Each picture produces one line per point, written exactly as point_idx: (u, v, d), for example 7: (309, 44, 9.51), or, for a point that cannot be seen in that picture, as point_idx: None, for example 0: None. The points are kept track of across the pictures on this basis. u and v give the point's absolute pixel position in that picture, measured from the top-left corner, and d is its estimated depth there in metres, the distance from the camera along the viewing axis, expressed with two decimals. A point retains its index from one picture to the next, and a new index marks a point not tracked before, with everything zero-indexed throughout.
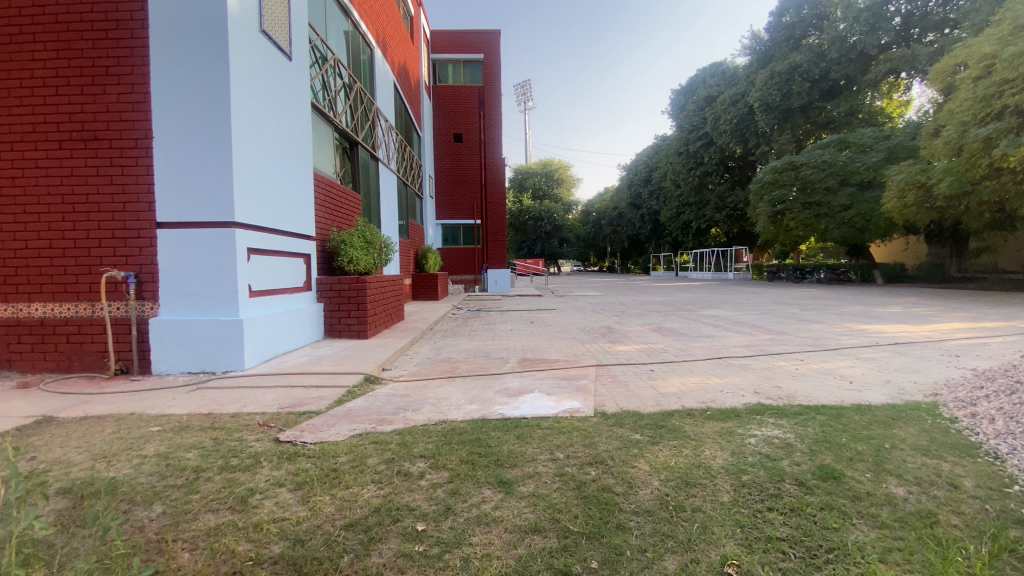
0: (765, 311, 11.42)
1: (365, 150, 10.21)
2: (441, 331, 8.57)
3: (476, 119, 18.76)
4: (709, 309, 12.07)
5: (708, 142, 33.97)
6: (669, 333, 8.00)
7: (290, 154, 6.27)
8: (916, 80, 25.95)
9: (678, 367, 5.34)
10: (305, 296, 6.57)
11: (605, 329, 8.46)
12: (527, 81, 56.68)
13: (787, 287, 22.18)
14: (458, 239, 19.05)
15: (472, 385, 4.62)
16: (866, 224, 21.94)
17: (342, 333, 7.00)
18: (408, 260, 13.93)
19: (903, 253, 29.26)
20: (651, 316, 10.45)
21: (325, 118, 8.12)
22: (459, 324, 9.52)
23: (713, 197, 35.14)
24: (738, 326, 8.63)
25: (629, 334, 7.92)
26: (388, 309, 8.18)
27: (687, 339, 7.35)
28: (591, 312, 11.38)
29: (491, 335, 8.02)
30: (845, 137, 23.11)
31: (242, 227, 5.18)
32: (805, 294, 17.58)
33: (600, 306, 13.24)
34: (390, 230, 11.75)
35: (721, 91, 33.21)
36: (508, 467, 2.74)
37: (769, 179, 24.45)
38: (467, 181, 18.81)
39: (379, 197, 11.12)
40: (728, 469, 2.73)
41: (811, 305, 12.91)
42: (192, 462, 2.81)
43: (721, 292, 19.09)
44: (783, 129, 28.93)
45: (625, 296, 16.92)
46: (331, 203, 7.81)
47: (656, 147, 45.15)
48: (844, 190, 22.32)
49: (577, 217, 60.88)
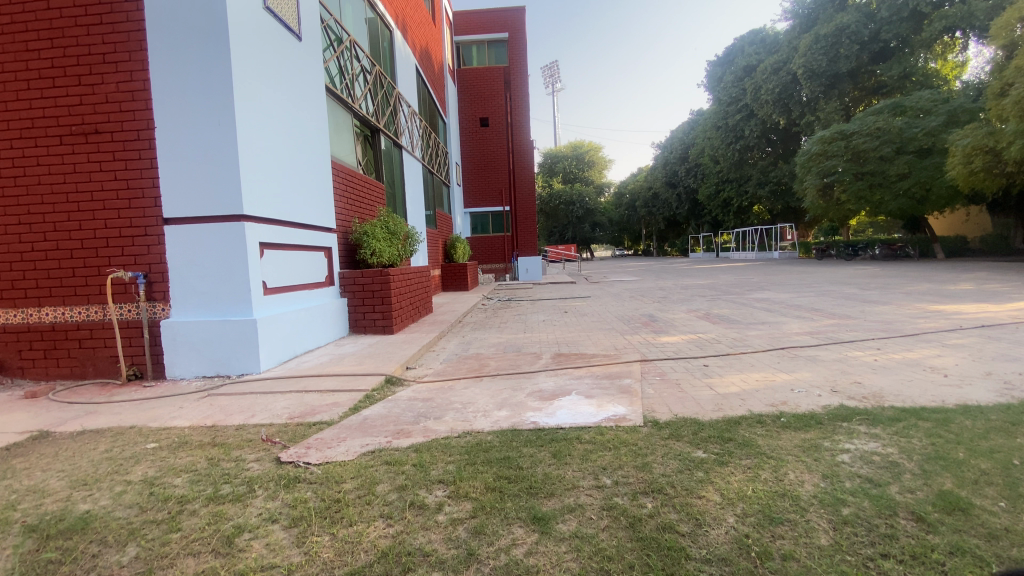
0: (820, 293, 10.49)
1: (387, 136, 9.79)
2: (471, 324, 8.14)
3: (502, 102, 18.16)
4: (758, 292, 11.21)
5: (748, 115, 32.25)
6: (717, 320, 7.33)
7: (304, 142, 5.89)
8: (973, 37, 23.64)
9: (735, 360, 4.73)
10: (327, 292, 6.23)
11: (646, 318, 7.85)
12: (555, 63, 55.24)
13: (839, 265, 20.82)
14: (487, 227, 18.60)
15: (503, 386, 4.16)
16: (926, 194, 20.40)
17: (367, 329, 6.65)
18: (436, 251, 13.57)
19: (963, 227, 26.98)
20: (695, 301, 9.73)
21: (342, 103, 7.71)
22: (490, 315, 9.08)
23: (754, 173, 33.45)
24: (794, 311, 7.85)
25: (673, 323, 7.29)
26: (415, 302, 7.82)
27: (739, 327, 6.68)
28: (629, 299, 10.73)
29: (524, 327, 7.54)
30: (899, 101, 21.34)
31: (253, 219, 4.82)
32: (860, 272, 16.31)
33: (639, 291, 12.57)
34: (416, 219, 11.39)
35: (761, 60, 31.36)
36: (543, 497, 2.24)
37: (816, 151, 22.92)
38: (495, 167, 18.29)
39: (404, 185, 10.72)
40: (822, 500, 2.16)
41: (872, 284, 11.86)
42: (179, 492, 2.45)
43: (767, 273, 18.03)
44: (830, 97, 27.08)
45: (664, 280, 16.11)
46: (353, 194, 7.44)
47: (691, 123, 43.32)
48: (901, 158, 20.71)
49: (610, 200, 59.45)
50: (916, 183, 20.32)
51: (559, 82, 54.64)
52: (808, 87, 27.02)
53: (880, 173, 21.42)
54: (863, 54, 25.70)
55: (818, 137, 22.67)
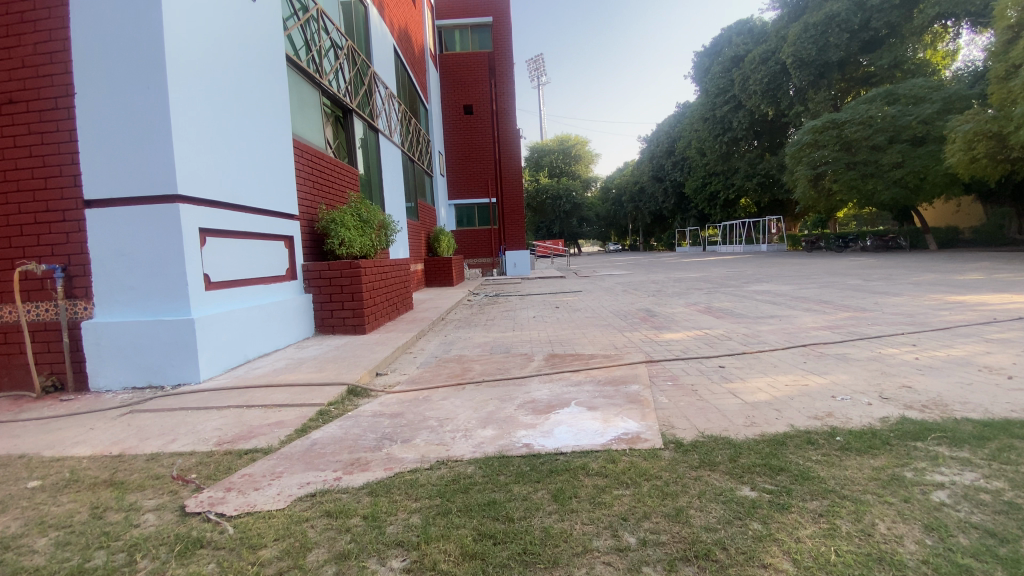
0: (821, 284, 10.01)
1: (361, 119, 9.02)
2: (453, 321, 7.46)
3: (487, 89, 17.42)
4: (756, 284, 10.70)
5: (736, 106, 31.89)
6: (722, 314, 6.75)
7: (256, 115, 5.12)
8: (966, 24, 23.59)
9: (756, 360, 4.12)
10: (287, 287, 5.51)
11: (644, 313, 7.22)
12: (540, 56, 54.51)
13: (832, 257, 20.50)
14: (473, 220, 17.86)
15: (488, 396, 3.48)
16: (920, 183, 20.23)
17: (335, 328, 5.94)
18: (418, 244, 12.83)
19: (953, 217, 27.10)
20: (693, 294, 9.16)
21: (308, 79, 6.94)
22: (475, 312, 8.40)
23: (742, 165, 33.16)
24: (802, 303, 7.31)
25: (674, 317, 6.69)
26: (392, 298, 7.09)
27: (747, 321, 6.10)
28: (623, 293, 10.14)
29: (513, 324, 6.87)
30: (892, 89, 21.05)
31: (191, 201, 4.06)
32: (856, 263, 15.96)
33: (632, 285, 12.00)
34: (396, 210, 10.65)
35: (749, 50, 30.98)
36: (542, 570, 1.58)
37: (808, 140, 22.46)
38: (480, 157, 17.56)
39: (382, 173, 9.96)
40: (938, 567, 1.52)
41: (871, 275, 11.46)
42: (34, 563, 1.74)
43: (761, 265, 17.61)
44: (819, 87, 26.78)
45: (656, 273, 15.61)
46: (318, 178, 6.69)
47: (678, 115, 42.95)
48: (894, 147, 20.41)
49: (596, 194, 58.99)
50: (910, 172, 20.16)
51: (545, 75, 53.93)
52: (798, 77, 26.67)
53: (873, 163, 21.16)
54: (853, 44, 25.40)
55: (809, 126, 22.20)
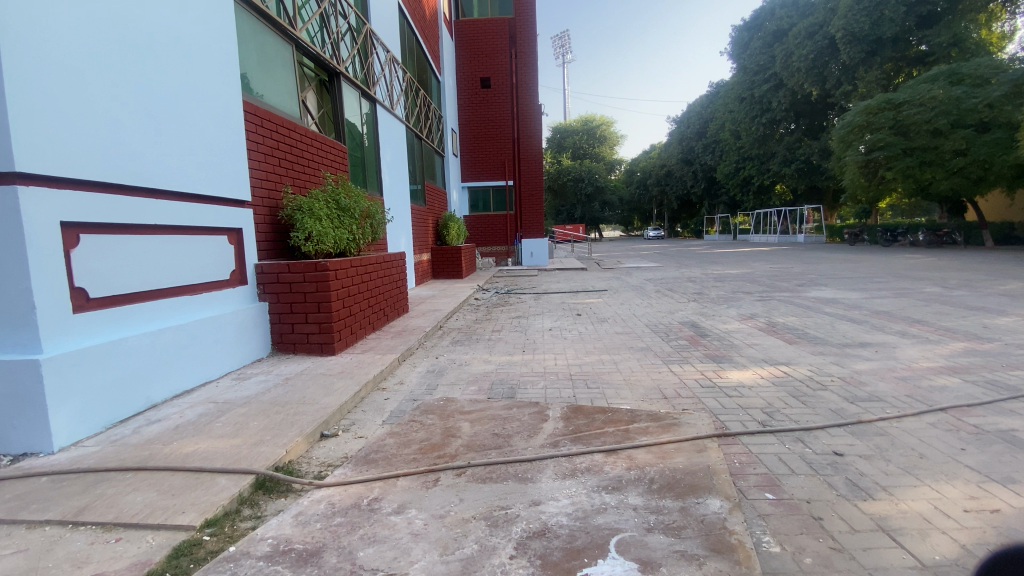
0: (895, 292, 8.40)
1: (353, 84, 7.64)
2: (454, 331, 6.16)
3: (506, 59, 15.86)
4: (813, 288, 9.15)
5: (776, 85, 29.88)
6: (790, 337, 5.29)
7: (183, 70, 3.82)
8: None
9: (887, 444, 2.69)
10: (229, 295, 4.24)
11: (688, 329, 5.81)
12: (565, 32, 52.19)
13: (883, 252, 18.67)
14: (488, 205, 16.48)
15: (471, 507, 2.17)
16: (987, 172, 18.15)
17: (296, 347, 4.68)
18: (425, 231, 11.52)
19: (1004, 211, 24.89)
20: (743, 301, 7.69)
21: (275, 29, 5.58)
22: (482, 317, 7.08)
23: (780, 149, 31.01)
24: (890, 324, 5.78)
25: (729, 339, 5.26)
26: (377, 304, 5.79)
27: (832, 352, 4.65)
28: (655, 297, 8.70)
29: (524, 339, 5.53)
30: (957, 67, 18.85)
31: (49, 185, 2.75)
32: (914, 260, 14.28)
33: (666, 284, 10.54)
34: (397, 193, 9.33)
35: (793, 24, 28.58)
36: None
37: (859, 122, 20.29)
38: (497, 135, 16.08)
39: (380, 149, 8.62)
40: None
41: (948, 279, 9.80)
42: None
43: (805, 260, 15.99)
44: (870, 65, 24.47)
45: (687, 268, 14.12)
46: (285, 153, 5.37)
47: (712, 96, 40.57)
48: (957, 132, 18.16)
49: (621, 177, 56.92)
50: (974, 161, 18.06)
51: (570, 53, 51.68)
52: (847, 52, 24.40)
53: (933, 149, 18.96)
54: (909, 18, 23.00)
55: (862, 106, 20.09)
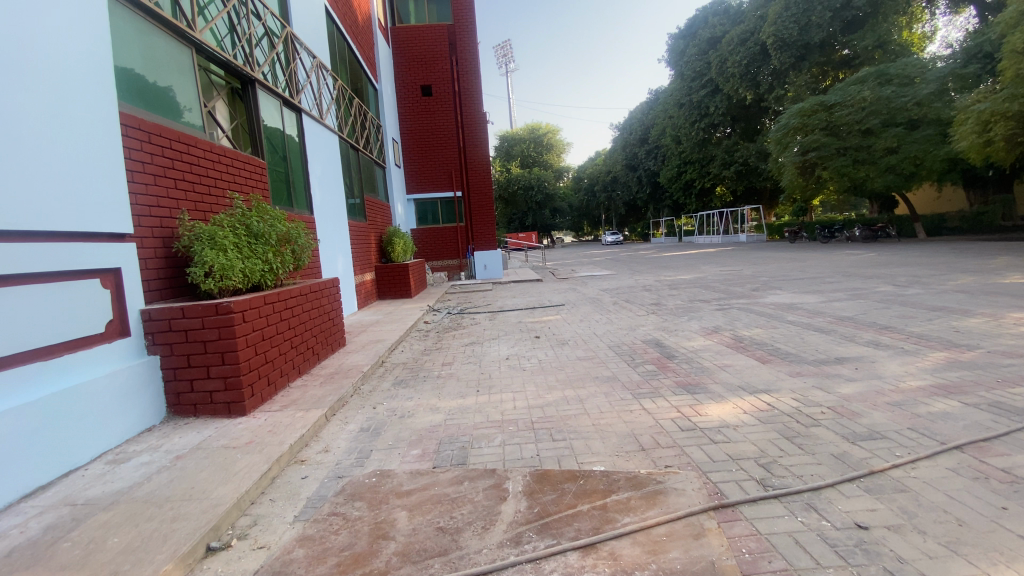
0: (849, 294, 8.36)
1: (272, 92, 6.82)
2: (397, 366, 5.44)
3: (447, 67, 15.30)
4: (769, 292, 9.03)
5: (713, 90, 30.80)
6: (763, 354, 4.90)
7: (38, 84, 3.05)
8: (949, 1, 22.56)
9: (914, 508, 2.24)
10: (106, 353, 3.40)
11: (654, 349, 5.34)
12: (506, 41, 52.33)
13: (823, 249, 19.30)
14: (435, 217, 15.76)
15: None
16: (916, 169, 19.01)
17: (199, 407, 3.86)
18: (367, 250, 10.67)
19: (933, 204, 26.77)
20: (704, 312, 7.37)
21: (168, 27, 4.74)
22: (429, 346, 6.39)
23: (720, 152, 31.97)
24: (859, 333, 5.53)
25: (700, 360, 4.80)
26: (303, 343, 5.02)
27: (812, 372, 4.26)
28: (614, 310, 8.29)
29: (477, 373, 4.89)
30: (884, 68, 19.78)
31: None
32: (855, 257, 14.72)
33: (623, 295, 10.19)
34: (331, 211, 8.50)
35: (726, 31, 29.62)
36: None
37: (796, 124, 21.19)
38: (441, 145, 15.41)
39: (309, 164, 7.78)
40: None
41: (894, 276, 9.96)
42: None
43: (753, 261, 16.24)
44: (800, 69, 25.58)
45: (642, 275, 13.93)
46: (182, 171, 4.53)
47: (652, 102, 41.60)
48: (889, 131, 19.16)
49: (568, 184, 57.41)
50: (905, 158, 18.93)
51: (513, 61, 51.83)
52: (779, 58, 25.44)
53: (865, 148, 19.94)
54: (835, 24, 24.19)
55: (797, 108, 20.97)
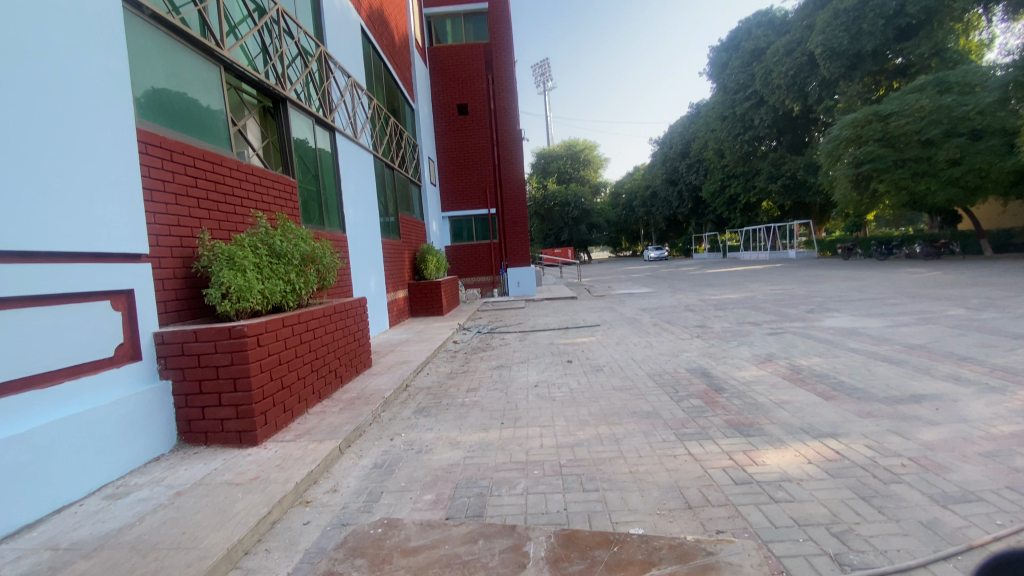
0: (917, 317, 7.59)
1: (304, 111, 6.81)
2: (422, 391, 5.17)
3: (483, 84, 15.29)
4: (826, 315, 8.32)
5: (757, 103, 29.86)
6: (825, 389, 4.36)
7: (46, 99, 2.96)
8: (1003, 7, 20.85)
9: None
10: (113, 379, 3.27)
11: (699, 380, 4.87)
12: (545, 60, 52.72)
13: (881, 266, 18.06)
14: (470, 234, 15.65)
15: None
16: (984, 181, 17.60)
17: (210, 435, 3.67)
18: (400, 267, 10.58)
19: (997, 218, 24.76)
20: (753, 337, 6.80)
21: (194, 45, 4.72)
22: (458, 369, 6.11)
23: (765, 165, 30.81)
24: (936, 365, 4.89)
25: (752, 395, 4.31)
26: (325, 367, 4.82)
27: (885, 413, 3.72)
28: (654, 332, 7.81)
29: (505, 403, 4.55)
30: (944, 75, 18.50)
31: None
32: (919, 276, 13.61)
33: (664, 315, 9.67)
34: (364, 229, 8.42)
35: (771, 43, 28.75)
36: None
37: (848, 136, 20.12)
38: (477, 162, 15.34)
39: (342, 182, 7.72)
40: None
41: (967, 297, 9.04)
42: None
43: (803, 279, 15.31)
44: (851, 79, 24.39)
45: (683, 294, 13.31)
46: (205, 188, 4.45)
47: (693, 116, 40.74)
48: (950, 142, 17.81)
49: (607, 199, 56.78)
50: (971, 169, 17.58)
51: (551, 79, 52.11)
52: (827, 68, 24.40)
53: (925, 160, 18.63)
54: (889, 31, 23.00)
55: (849, 120, 19.90)
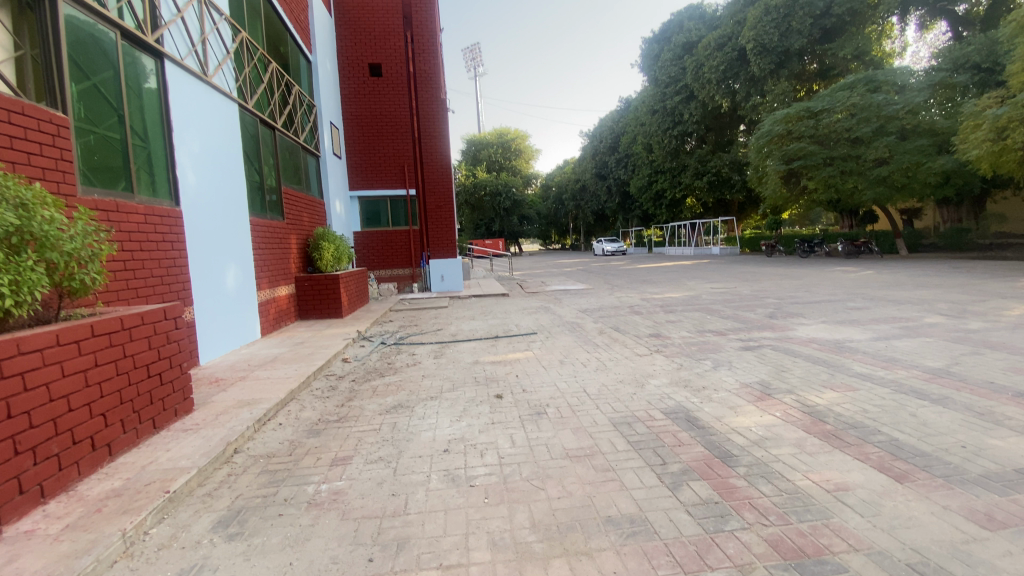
0: (899, 327, 6.53)
1: (100, 16, 4.43)
2: (253, 464, 3.13)
3: (402, 43, 13.07)
4: (795, 323, 7.12)
5: (687, 97, 29.48)
6: (883, 461, 2.84)
7: None
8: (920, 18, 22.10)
9: None
10: None
11: (689, 436, 3.21)
12: (476, 45, 50.24)
13: (811, 265, 17.91)
14: (384, 219, 13.40)
15: None
16: (907, 182, 17.82)
17: None
18: (283, 257, 8.23)
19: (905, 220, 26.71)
20: (731, 355, 5.32)
21: None
22: (333, 409, 4.10)
23: (692, 161, 30.79)
24: (995, 405, 3.56)
25: (784, 472, 2.70)
26: (65, 435, 2.70)
27: (1017, 519, 2.21)
28: (604, 345, 6.18)
29: (387, 496, 2.64)
30: (873, 74, 18.53)
31: None
32: (857, 275, 13.22)
33: (609, 320, 8.12)
34: (217, 201, 6.12)
35: (702, 37, 28.46)
36: None
37: (780, 131, 19.93)
38: (393, 134, 13.14)
39: (175, 133, 5.40)
40: None
41: (930, 302, 8.28)
42: None
43: (741, 277, 14.58)
44: (778, 78, 24.44)
45: (624, 292, 11.99)
46: None
47: (624, 110, 40.45)
48: (879, 141, 17.92)
49: (536, 191, 55.61)
50: (898, 169, 17.71)
51: (481, 64, 49.97)
52: (757, 64, 24.19)
53: (853, 158, 18.77)
54: (815, 31, 23.16)
55: (782, 115, 19.67)
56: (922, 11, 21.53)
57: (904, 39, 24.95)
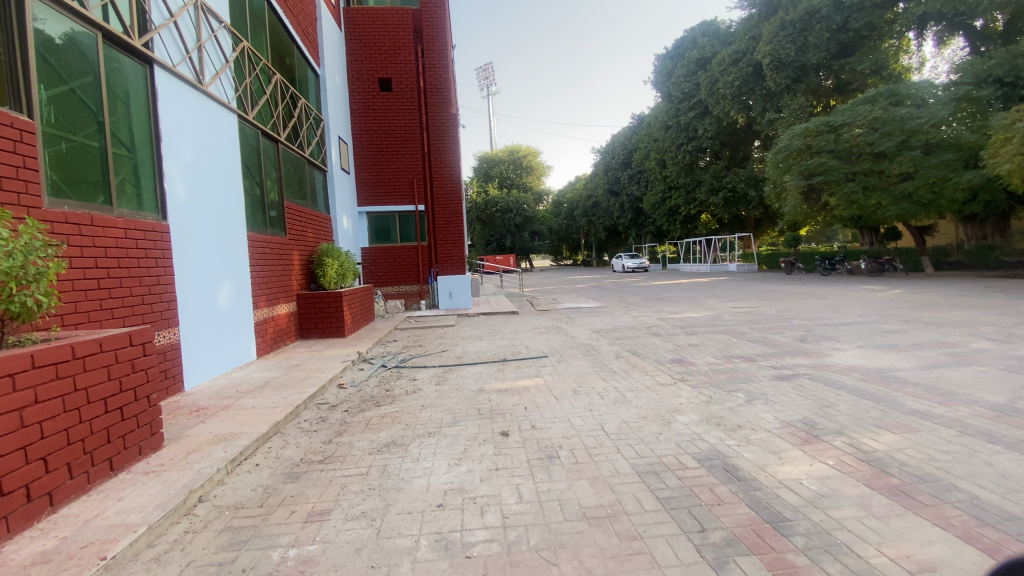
0: (946, 354, 5.94)
1: (78, 16, 4.15)
2: (214, 519, 2.68)
3: (412, 57, 12.89)
4: (829, 348, 6.54)
5: (701, 113, 29.06)
6: (972, 529, 2.30)
7: None
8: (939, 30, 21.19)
9: None
10: None
11: (730, 491, 2.70)
12: (488, 63, 50.48)
13: (834, 283, 17.20)
14: (392, 234, 13.07)
15: None
16: (934, 197, 17.13)
17: None
18: (284, 274, 7.88)
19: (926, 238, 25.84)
20: (766, 386, 4.77)
21: None
22: (317, 447, 3.64)
23: (707, 178, 30.30)
24: None
25: (855, 548, 2.18)
26: None
27: None
28: (622, 372, 5.67)
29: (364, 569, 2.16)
30: (895, 87, 17.97)
31: None
32: (886, 295, 12.54)
33: (625, 343, 7.60)
34: (210, 214, 5.79)
35: (716, 52, 28.13)
36: None
37: (799, 146, 19.40)
38: (402, 148, 12.89)
39: (163, 142, 5.08)
40: None
41: (973, 325, 7.66)
42: None
43: (761, 296, 13.96)
44: (795, 92, 23.94)
45: (639, 312, 11.44)
46: None
47: (636, 126, 40.21)
48: (903, 155, 17.30)
49: (548, 207, 55.33)
50: (923, 184, 17.05)
51: (494, 82, 50.15)
52: (773, 79, 23.73)
53: (876, 173, 18.15)
54: (832, 46, 22.70)
55: (801, 129, 19.17)
56: (942, 25, 20.89)
57: (923, 53, 24.43)
